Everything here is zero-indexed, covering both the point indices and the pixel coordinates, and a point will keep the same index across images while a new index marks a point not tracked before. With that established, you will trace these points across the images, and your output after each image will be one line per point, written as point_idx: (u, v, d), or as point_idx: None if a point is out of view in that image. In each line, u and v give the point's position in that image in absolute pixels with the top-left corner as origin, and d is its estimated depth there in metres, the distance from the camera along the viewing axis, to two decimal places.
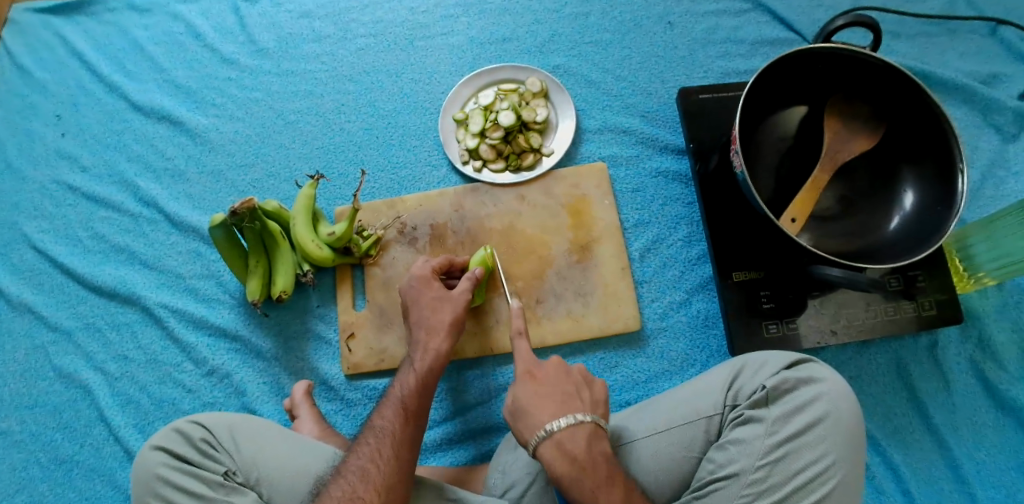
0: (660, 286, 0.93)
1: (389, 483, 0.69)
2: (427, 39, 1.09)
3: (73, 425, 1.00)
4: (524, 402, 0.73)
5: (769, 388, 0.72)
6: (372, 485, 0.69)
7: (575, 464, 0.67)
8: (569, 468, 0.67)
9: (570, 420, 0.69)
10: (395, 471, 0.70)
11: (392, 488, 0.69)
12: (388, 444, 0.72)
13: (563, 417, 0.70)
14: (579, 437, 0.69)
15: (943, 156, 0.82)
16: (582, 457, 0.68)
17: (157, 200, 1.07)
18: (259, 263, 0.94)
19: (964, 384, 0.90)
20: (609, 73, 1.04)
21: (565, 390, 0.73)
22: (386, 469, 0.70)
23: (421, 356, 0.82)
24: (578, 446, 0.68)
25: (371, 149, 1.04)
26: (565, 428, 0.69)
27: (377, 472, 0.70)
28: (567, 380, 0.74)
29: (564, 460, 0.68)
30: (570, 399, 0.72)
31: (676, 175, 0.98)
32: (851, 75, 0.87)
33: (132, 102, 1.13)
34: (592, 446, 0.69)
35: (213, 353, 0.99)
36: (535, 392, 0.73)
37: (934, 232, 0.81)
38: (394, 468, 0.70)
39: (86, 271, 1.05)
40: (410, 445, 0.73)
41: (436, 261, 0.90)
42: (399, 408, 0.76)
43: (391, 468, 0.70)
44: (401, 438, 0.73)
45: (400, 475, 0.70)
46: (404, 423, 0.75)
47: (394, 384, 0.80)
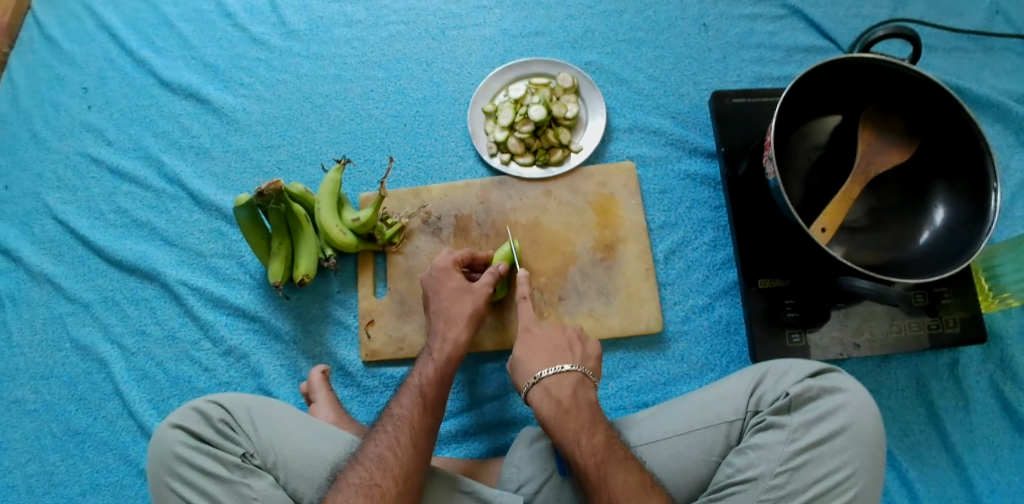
0: (683, 289, 0.93)
1: (407, 471, 0.69)
2: (459, 29, 1.09)
3: (87, 398, 1.00)
4: (518, 353, 0.77)
5: (792, 395, 0.71)
6: (389, 472, 0.69)
7: (560, 407, 0.71)
8: (554, 410, 0.70)
9: (556, 369, 0.73)
10: (412, 459, 0.70)
11: (409, 477, 0.69)
12: (405, 431, 0.72)
13: (550, 364, 0.74)
14: (566, 383, 0.73)
15: (977, 173, 0.81)
16: (566, 401, 0.71)
17: (181, 177, 1.07)
18: (282, 245, 0.93)
19: (983, 404, 0.89)
20: (641, 73, 1.04)
21: (559, 351, 0.76)
22: (404, 458, 0.70)
23: (439, 346, 0.82)
24: (562, 392, 0.72)
25: (398, 137, 1.04)
26: (552, 374, 0.73)
27: (395, 460, 0.70)
28: (561, 338, 0.77)
29: (550, 404, 0.71)
30: (563, 350, 0.76)
31: (704, 179, 0.98)
32: (886, 86, 0.86)
33: (160, 78, 1.13)
34: (577, 392, 0.72)
35: (231, 333, 0.99)
36: (527, 345, 0.77)
37: (964, 249, 0.81)
38: (411, 456, 0.70)
39: (107, 245, 1.05)
40: (427, 434, 0.73)
41: (460, 253, 0.89)
42: (417, 396, 0.76)
43: (409, 457, 0.70)
44: (420, 427, 0.73)
45: (417, 464, 0.70)
46: (421, 411, 0.75)
47: (412, 373, 0.80)
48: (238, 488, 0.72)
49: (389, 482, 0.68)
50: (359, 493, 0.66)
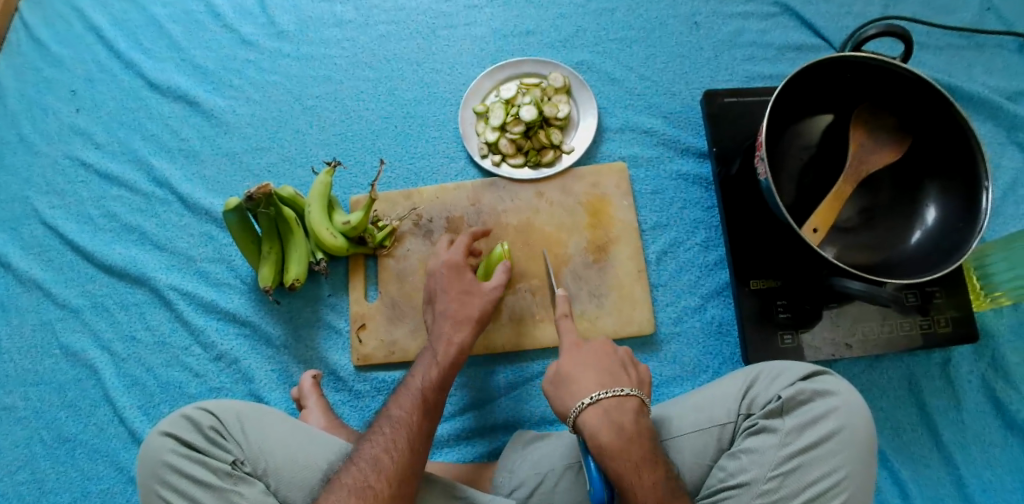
0: (675, 290, 0.93)
1: (402, 473, 0.68)
2: (450, 29, 1.08)
3: (78, 404, 0.99)
4: (567, 371, 0.74)
5: (784, 398, 0.71)
6: (385, 473, 0.67)
7: (626, 435, 0.67)
8: (619, 438, 0.67)
9: (616, 392, 0.70)
10: (408, 461, 0.69)
11: (403, 477, 0.68)
12: (403, 433, 0.71)
13: (608, 388, 0.71)
14: (627, 408, 0.70)
15: (969, 172, 0.81)
16: (630, 428, 0.68)
17: (170, 181, 1.06)
18: (272, 249, 0.93)
19: (974, 402, 0.90)
20: (633, 72, 1.03)
21: (607, 358, 0.75)
22: (399, 458, 0.69)
23: (441, 349, 0.80)
24: (628, 418, 0.69)
25: (389, 139, 1.03)
26: (612, 399, 0.70)
27: (390, 459, 0.68)
28: (612, 359, 0.75)
29: (613, 431, 0.68)
30: (616, 372, 0.73)
31: (696, 179, 0.97)
32: (879, 85, 0.86)
33: (148, 80, 1.12)
34: (638, 419, 0.70)
35: (221, 338, 0.98)
36: (579, 364, 0.74)
37: (956, 248, 0.81)
38: (407, 457, 0.69)
39: (97, 250, 1.04)
40: (423, 435, 0.72)
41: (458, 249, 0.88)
42: (417, 397, 0.75)
43: (405, 457, 0.69)
44: (418, 429, 0.72)
45: (413, 465, 0.69)
46: (416, 412, 0.73)
47: (412, 376, 0.79)
48: (229, 496, 0.71)
49: (383, 483, 0.66)
50: (354, 494, 0.65)
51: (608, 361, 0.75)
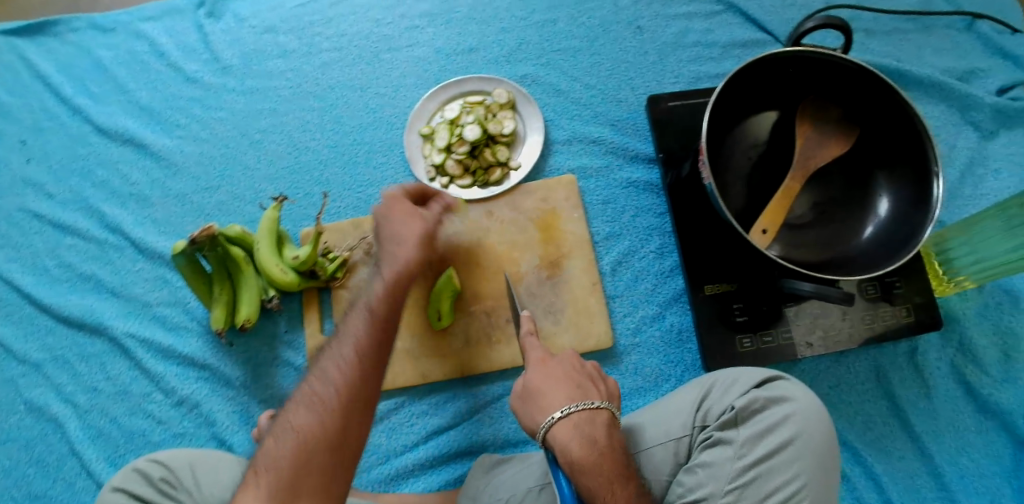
0: (632, 300, 0.91)
1: (349, 380, 0.64)
2: (393, 52, 1.07)
3: (45, 459, 0.99)
4: (531, 388, 0.70)
5: (738, 409, 0.69)
6: (337, 386, 0.64)
7: (598, 449, 0.64)
8: (590, 453, 0.63)
9: (587, 405, 0.67)
10: (361, 372, 0.65)
11: (355, 392, 0.64)
12: (356, 345, 0.66)
13: (577, 401, 0.67)
14: (598, 423, 0.66)
15: (920, 160, 0.80)
16: (602, 442, 0.65)
17: (122, 226, 1.05)
18: (224, 290, 0.92)
19: (946, 390, 0.88)
20: (578, 81, 1.02)
21: (577, 371, 0.71)
22: (352, 371, 0.64)
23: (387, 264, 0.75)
24: (600, 431, 0.65)
25: (337, 168, 1.02)
26: (582, 411, 0.66)
27: (338, 373, 0.64)
28: (578, 370, 0.72)
29: (584, 443, 0.64)
30: (585, 385, 0.70)
31: (647, 185, 0.96)
32: (823, 78, 0.84)
33: (96, 125, 1.11)
34: (610, 434, 0.66)
35: (182, 383, 0.97)
36: (549, 376, 0.70)
37: (910, 238, 0.79)
38: (359, 369, 0.65)
39: (53, 301, 1.03)
40: (378, 347, 0.67)
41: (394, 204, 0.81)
42: (365, 310, 0.70)
43: (356, 368, 0.65)
44: (372, 340, 0.67)
45: (365, 375, 0.64)
46: (370, 328, 0.68)
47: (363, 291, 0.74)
48: None
49: (335, 398, 0.63)
50: (306, 410, 0.62)
51: (579, 373, 0.71)
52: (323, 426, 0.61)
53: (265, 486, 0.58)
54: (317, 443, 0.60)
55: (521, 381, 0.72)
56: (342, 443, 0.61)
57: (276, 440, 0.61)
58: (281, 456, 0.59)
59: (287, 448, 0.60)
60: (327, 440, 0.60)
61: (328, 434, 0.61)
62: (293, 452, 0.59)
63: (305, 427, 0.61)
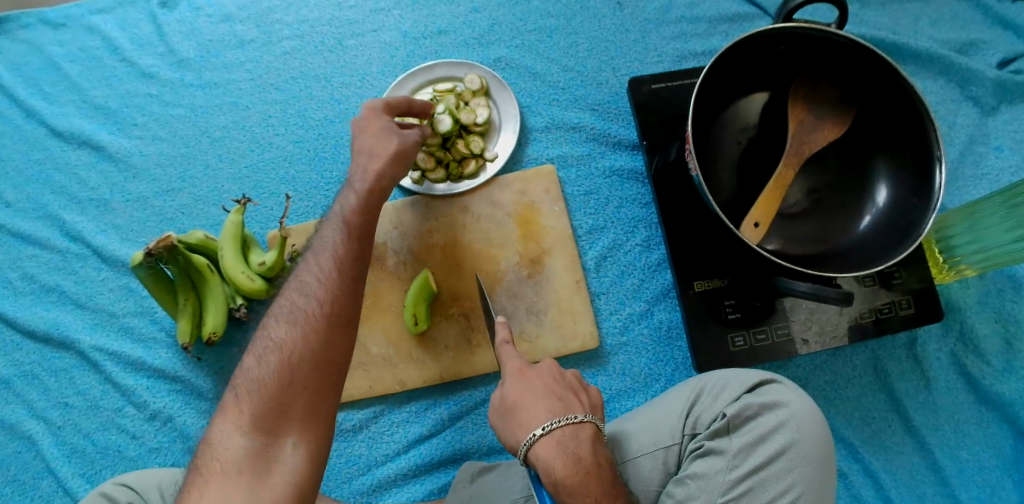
0: (619, 296, 0.87)
1: (329, 296, 0.63)
2: (357, 38, 1.00)
3: (20, 478, 0.95)
4: (510, 401, 0.65)
5: (730, 416, 0.65)
6: (315, 306, 0.63)
7: (583, 468, 0.59)
8: (575, 472, 0.59)
9: (570, 420, 0.62)
10: (338, 290, 0.64)
11: (334, 312, 0.63)
12: (332, 265, 0.65)
13: (559, 415, 0.62)
14: (583, 439, 0.62)
15: (920, 145, 0.74)
16: (588, 460, 0.60)
17: (83, 233, 1.00)
18: (189, 300, 0.87)
19: (945, 381, 0.84)
20: (555, 63, 0.96)
21: (557, 382, 0.66)
22: (328, 291, 0.63)
23: (359, 178, 0.72)
24: (585, 448, 0.61)
25: (303, 165, 0.96)
26: (565, 427, 0.61)
27: (317, 289, 0.63)
28: (560, 380, 0.67)
29: (568, 461, 0.59)
30: (567, 396, 0.65)
31: (631, 173, 0.91)
32: (817, 56, 0.78)
33: (50, 127, 1.05)
34: (596, 450, 0.62)
35: (153, 396, 0.94)
36: (528, 388, 0.65)
37: (910, 228, 0.74)
38: (335, 289, 0.64)
39: (18, 316, 0.99)
40: (354, 264, 0.66)
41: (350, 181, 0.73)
42: (340, 225, 0.68)
43: (330, 287, 0.64)
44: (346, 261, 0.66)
45: (346, 291, 0.64)
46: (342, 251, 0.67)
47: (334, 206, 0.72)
48: None
49: (314, 316, 0.62)
50: (287, 330, 0.61)
51: (560, 383, 0.66)
52: (305, 344, 0.60)
53: (251, 410, 0.58)
54: (299, 364, 0.60)
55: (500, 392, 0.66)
56: (326, 360, 0.61)
57: (258, 361, 0.60)
58: (264, 378, 0.59)
59: (270, 368, 0.59)
60: (309, 360, 0.60)
61: (312, 353, 0.60)
62: (275, 373, 0.59)
63: (287, 346, 0.60)
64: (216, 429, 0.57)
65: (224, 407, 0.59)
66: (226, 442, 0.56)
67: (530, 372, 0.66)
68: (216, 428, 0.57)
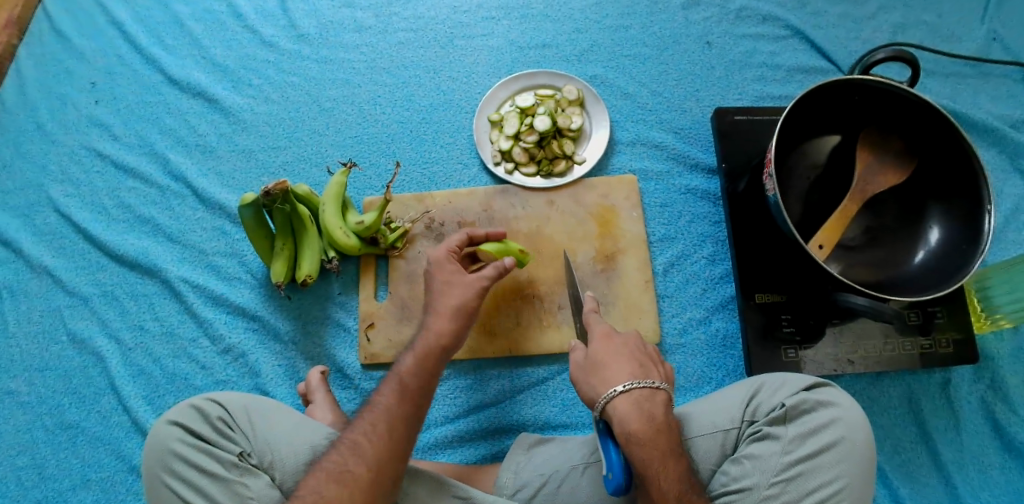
0: (682, 301, 0.94)
1: (421, 379, 0.73)
2: (467, 39, 1.10)
3: (82, 391, 0.96)
4: (599, 361, 0.72)
5: (788, 407, 0.71)
6: (384, 412, 0.69)
7: (655, 426, 0.65)
8: (648, 427, 0.65)
9: (650, 385, 0.68)
10: (408, 399, 0.71)
11: (401, 424, 0.69)
12: (410, 373, 0.73)
13: (638, 379, 0.69)
14: (658, 403, 0.68)
15: (972, 196, 0.83)
16: (660, 420, 0.66)
17: (186, 174, 1.05)
18: (286, 245, 0.93)
19: (974, 423, 0.90)
20: (645, 87, 1.06)
21: (638, 353, 0.73)
22: (399, 400, 0.71)
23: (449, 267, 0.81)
24: (658, 409, 0.67)
25: (404, 143, 1.05)
26: (645, 389, 0.68)
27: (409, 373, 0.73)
28: (642, 351, 0.73)
29: (643, 420, 0.66)
30: (646, 365, 0.72)
31: (704, 194, 0.99)
32: (886, 109, 0.88)
33: (168, 75, 1.12)
34: (666, 413, 0.68)
35: (230, 331, 0.97)
36: (611, 350, 0.72)
37: (958, 269, 0.82)
38: (409, 405, 0.70)
39: (109, 240, 1.02)
40: (437, 359, 0.75)
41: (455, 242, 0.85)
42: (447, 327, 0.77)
43: (400, 394, 0.71)
44: (423, 370, 0.73)
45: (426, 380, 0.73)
46: (418, 360, 0.74)
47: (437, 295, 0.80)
48: (234, 487, 0.67)
49: (382, 424, 0.68)
50: (359, 432, 0.68)
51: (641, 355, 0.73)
52: (370, 451, 0.66)
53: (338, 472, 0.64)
54: (360, 472, 0.64)
55: (585, 354, 0.74)
56: (382, 472, 0.65)
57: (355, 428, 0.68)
58: (326, 477, 0.63)
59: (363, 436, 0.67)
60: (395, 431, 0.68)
61: (374, 461, 0.66)
62: (337, 474, 0.64)
63: (356, 449, 0.66)
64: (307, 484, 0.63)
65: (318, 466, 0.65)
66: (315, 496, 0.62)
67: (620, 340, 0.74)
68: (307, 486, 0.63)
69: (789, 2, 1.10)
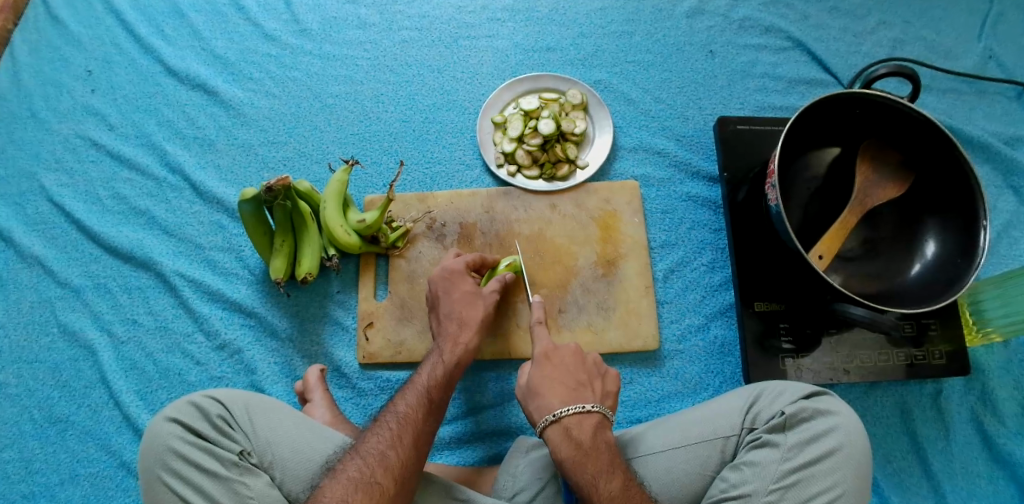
0: (681, 308, 0.95)
1: (440, 386, 0.77)
2: (472, 40, 1.10)
3: (73, 385, 0.94)
4: (537, 380, 0.75)
5: (787, 414, 0.72)
6: (412, 425, 0.72)
7: (581, 450, 0.69)
8: (574, 452, 0.69)
9: (579, 408, 0.72)
10: (430, 415, 0.74)
11: (422, 433, 0.72)
12: (432, 384, 0.77)
13: (569, 403, 0.73)
14: (586, 425, 0.72)
15: (968, 211, 0.85)
16: (586, 444, 0.70)
17: (183, 167, 1.04)
18: (286, 242, 0.92)
19: (963, 434, 0.92)
20: (648, 94, 1.06)
21: (579, 373, 0.77)
22: (424, 415, 0.74)
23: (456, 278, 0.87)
24: (584, 434, 0.71)
25: (407, 142, 1.05)
26: (574, 415, 0.72)
27: (428, 383, 0.77)
28: (580, 369, 0.77)
29: (570, 446, 0.70)
30: (580, 387, 0.75)
31: (705, 201, 1.00)
32: (886, 123, 0.89)
33: (167, 66, 1.10)
34: (597, 435, 0.71)
35: (226, 327, 0.96)
36: (547, 374, 0.76)
37: (952, 282, 0.84)
38: (428, 413, 0.74)
39: (104, 231, 1.01)
40: (454, 370, 0.80)
41: (470, 257, 0.89)
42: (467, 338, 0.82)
43: (425, 409, 0.75)
44: (442, 380, 0.78)
45: (445, 390, 0.78)
46: (438, 373, 0.79)
47: (449, 310, 0.85)
48: (234, 486, 0.67)
49: (409, 437, 0.71)
50: (386, 442, 0.70)
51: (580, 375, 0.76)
52: (397, 463, 0.68)
53: (361, 478, 0.66)
54: (386, 482, 0.67)
55: (527, 376, 0.77)
56: (405, 483, 0.68)
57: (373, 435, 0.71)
58: (355, 486, 0.65)
59: (384, 443, 0.70)
60: (415, 440, 0.71)
61: (400, 473, 0.68)
62: (365, 485, 0.66)
63: (384, 460, 0.68)
64: (329, 489, 0.65)
65: (336, 474, 0.66)
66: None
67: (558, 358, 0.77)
68: (331, 488, 0.65)
69: (791, 14, 1.11)
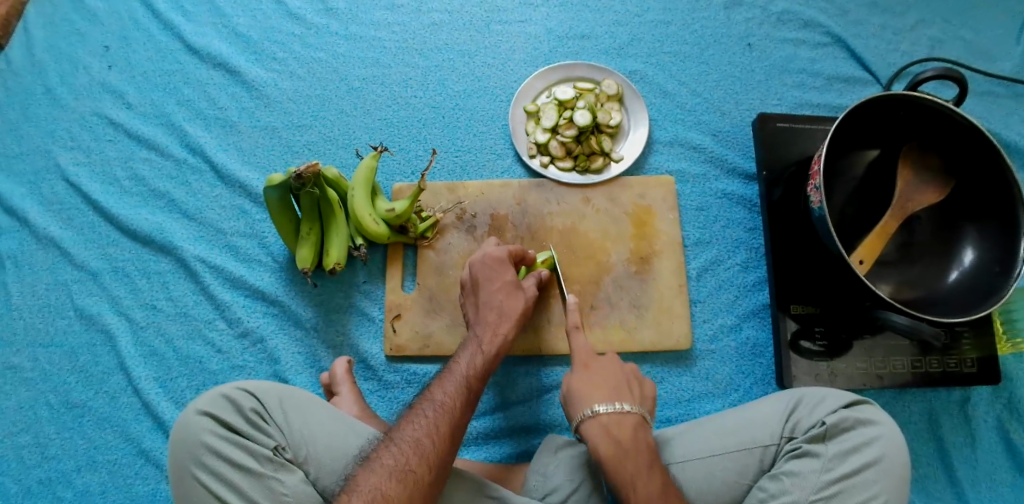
0: (713, 308, 0.94)
1: (478, 375, 0.75)
2: (504, 24, 1.07)
3: (90, 370, 0.92)
4: (577, 386, 0.75)
5: (829, 425, 0.71)
6: (449, 414, 0.69)
7: (619, 446, 0.69)
8: (614, 450, 0.69)
9: (616, 408, 0.72)
10: (468, 405, 0.72)
11: (458, 423, 0.70)
12: (470, 371, 0.75)
13: (612, 402, 0.73)
14: (625, 425, 0.71)
15: (1009, 221, 0.83)
16: (626, 441, 0.69)
17: (204, 148, 1.01)
18: (312, 231, 0.89)
19: (989, 442, 0.92)
20: (685, 87, 1.04)
21: (639, 431, 0.71)
22: (462, 402, 0.71)
23: (488, 268, 0.84)
24: (624, 432, 0.70)
25: (437, 129, 1.02)
26: (611, 414, 0.71)
27: (467, 368, 0.75)
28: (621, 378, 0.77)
29: (608, 443, 0.69)
30: (621, 389, 0.75)
31: (740, 199, 0.98)
32: (928, 127, 0.88)
33: (187, 43, 1.06)
34: (637, 434, 0.71)
35: (248, 315, 0.93)
36: (590, 380, 0.75)
37: (990, 293, 0.82)
38: (466, 399, 0.72)
39: (122, 213, 0.98)
40: (490, 360, 0.77)
41: (507, 246, 0.87)
42: (505, 327, 0.80)
43: (464, 396, 0.72)
44: (478, 365, 0.76)
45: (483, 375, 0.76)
46: (477, 361, 0.76)
47: (486, 298, 0.82)
48: (270, 484, 0.65)
49: (445, 427, 0.68)
50: (422, 430, 0.67)
51: (641, 435, 0.71)
52: (432, 452, 0.66)
53: (394, 464, 0.64)
54: (421, 471, 0.64)
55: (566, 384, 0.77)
56: (440, 473, 0.66)
57: (411, 421, 0.69)
58: (390, 475, 0.63)
59: (420, 429, 0.68)
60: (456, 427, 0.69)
61: (435, 462, 0.66)
62: (400, 472, 0.64)
63: (419, 448, 0.66)
64: (361, 480, 0.63)
65: (370, 463, 0.65)
66: (375, 494, 0.61)
67: (616, 416, 0.71)
68: (363, 479, 0.63)
69: (830, 9, 1.09)
